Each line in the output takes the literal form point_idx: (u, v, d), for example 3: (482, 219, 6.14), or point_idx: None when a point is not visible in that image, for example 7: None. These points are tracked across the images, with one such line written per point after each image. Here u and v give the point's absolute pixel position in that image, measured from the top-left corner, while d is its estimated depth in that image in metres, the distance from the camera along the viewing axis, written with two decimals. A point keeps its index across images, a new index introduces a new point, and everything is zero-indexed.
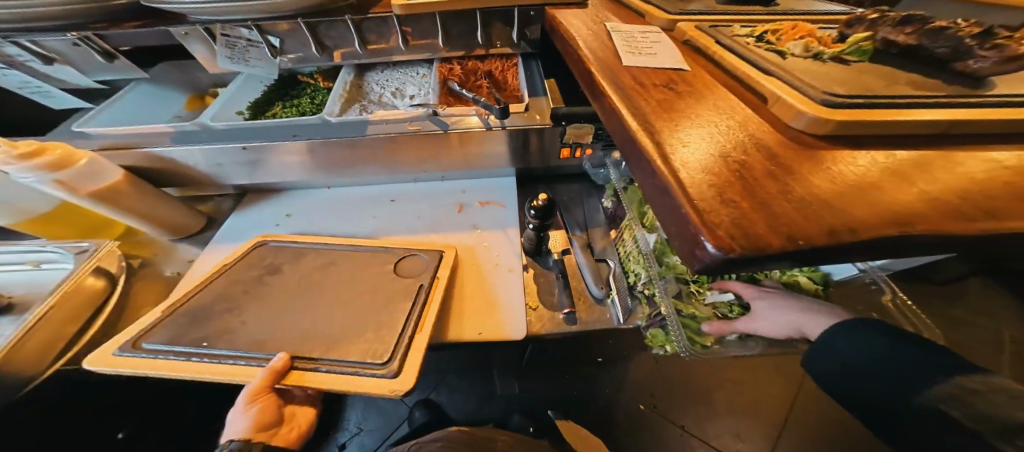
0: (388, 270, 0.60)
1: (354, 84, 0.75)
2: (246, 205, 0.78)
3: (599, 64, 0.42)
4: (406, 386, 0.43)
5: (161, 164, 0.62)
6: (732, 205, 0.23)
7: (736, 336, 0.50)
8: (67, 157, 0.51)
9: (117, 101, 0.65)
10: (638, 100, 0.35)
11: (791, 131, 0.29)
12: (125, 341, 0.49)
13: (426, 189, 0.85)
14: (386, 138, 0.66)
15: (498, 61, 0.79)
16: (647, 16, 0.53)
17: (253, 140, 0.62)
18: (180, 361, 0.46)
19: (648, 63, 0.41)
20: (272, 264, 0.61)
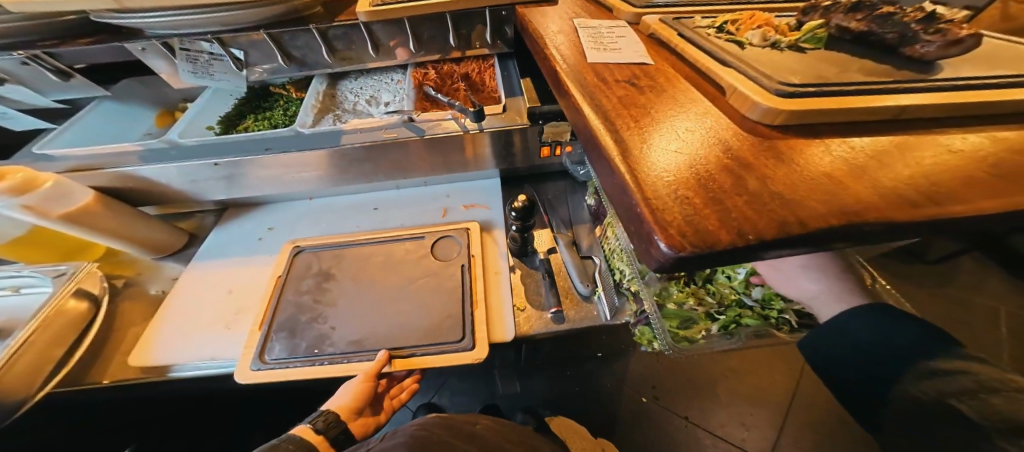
0: (430, 263, 0.68)
1: (326, 94, 0.73)
2: (226, 221, 0.77)
3: (566, 63, 0.42)
4: (484, 353, 0.56)
5: (132, 183, 0.61)
6: (686, 201, 0.23)
7: (721, 329, 0.50)
8: (30, 180, 0.50)
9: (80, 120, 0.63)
10: (601, 97, 0.35)
11: (748, 122, 0.29)
12: (253, 356, 0.55)
13: (410, 194, 0.85)
14: (362, 146, 0.65)
15: (474, 63, 0.78)
16: (614, 10, 0.53)
17: (226, 156, 0.61)
18: (307, 367, 0.54)
19: (612, 59, 0.41)
20: (322, 269, 0.66)
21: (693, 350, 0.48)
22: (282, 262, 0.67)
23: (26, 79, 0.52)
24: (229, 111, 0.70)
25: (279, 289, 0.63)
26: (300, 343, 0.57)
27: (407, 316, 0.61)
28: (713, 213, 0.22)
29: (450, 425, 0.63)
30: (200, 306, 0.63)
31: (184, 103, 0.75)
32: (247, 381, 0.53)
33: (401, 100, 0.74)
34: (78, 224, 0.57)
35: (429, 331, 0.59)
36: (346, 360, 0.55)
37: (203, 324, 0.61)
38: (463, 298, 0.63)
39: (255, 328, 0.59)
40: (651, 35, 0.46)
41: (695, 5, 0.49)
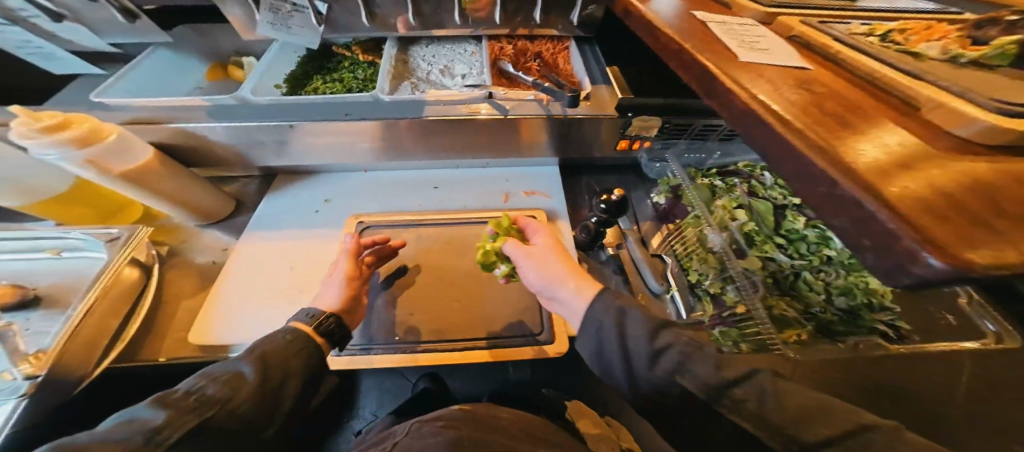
0: None
1: (399, 59, 0.71)
2: (275, 189, 0.72)
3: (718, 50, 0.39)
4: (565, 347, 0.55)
5: (195, 141, 0.56)
6: (944, 218, 0.19)
7: (819, 331, 0.53)
8: (96, 131, 0.45)
9: (139, 67, 0.58)
10: (775, 96, 0.32)
11: (955, 140, 0.27)
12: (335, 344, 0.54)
13: (467, 176, 0.81)
14: (443, 120, 0.62)
15: (551, 42, 0.74)
16: (734, 8, 0.50)
17: (299, 118, 0.57)
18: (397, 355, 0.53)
19: (767, 59, 0.38)
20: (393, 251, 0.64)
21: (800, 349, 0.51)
22: (348, 236, 0.64)
23: (85, 17, 0.47)
24: (295, 69, 0.66)
25: None
26: (381, 330, 0.57)
27: (487, 302, 0.60)
28: (981, 233, 0.17)
29: (477, 421, 0.53)
30: (260, 280, 0.59)
31: (237, 58, 0.69)
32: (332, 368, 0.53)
33: (477, 73, 0.70)
34: (134, 184, 0.51)
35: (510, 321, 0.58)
36: (433, 350, 0.54)
37: (267, 299, 0.58)
38: None
39: None
40: (788, 36, 0.44)
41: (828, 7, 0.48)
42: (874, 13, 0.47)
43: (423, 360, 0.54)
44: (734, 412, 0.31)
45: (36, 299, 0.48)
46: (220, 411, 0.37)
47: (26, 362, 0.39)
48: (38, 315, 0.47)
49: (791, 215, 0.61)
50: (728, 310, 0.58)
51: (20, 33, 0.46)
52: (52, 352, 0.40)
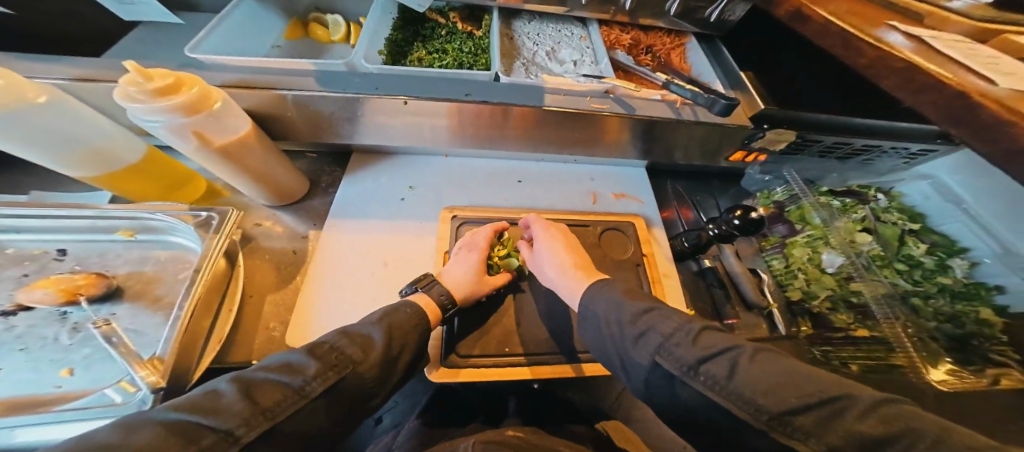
0: (603, 254, 0.63)
1: (505, 34, 0.64)
2: (354, 169, 0.65)
3: (963, 70, 0.34)
4: None
5: (294, 111, 0.49)
6: None
7: (957, 363, 0.49)
8: (205, 97, 0.36)
9: (228, 19, 0.50)
10: None
11: None
12: (443, 351, 0.50)
13: (553, 171, 0.76)
14: (562, 111, 0.57)
15: (666, 36, 0.68)
16: (929, 17, 0.46)
17: (415, 94, 0.51)
18: (506, 367, 0.50)
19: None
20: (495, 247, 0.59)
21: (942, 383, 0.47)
22: (446, 231, 0.59)
23: None
24: (394, 35, 0.58)
25: None
26: (488, 339, 0.53)
27: None
28: None
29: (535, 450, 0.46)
30: (349, 272, 0.54)
31: (317, 14, 0.60)
32: (439, 378, 0.48)
33: (590, 61, 0.62)
34: (232, 161, 0.43)
35: None
36: (547, 362, 0.52)
37: (366, 294, 0.53)
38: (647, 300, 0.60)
39: None
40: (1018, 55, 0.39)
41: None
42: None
43: (519, 372, 0.50)
44: (787, 436, 0.23)
45: (119, 290, 0.42)
46: (354, 375, 0.33)
47: (144, 368, 0.34)
48: (125, 310, 0.41)
49: (911, 241, 0.61)
50: (840, 332, 0.58)
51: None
52: (170, 359, 0.34)
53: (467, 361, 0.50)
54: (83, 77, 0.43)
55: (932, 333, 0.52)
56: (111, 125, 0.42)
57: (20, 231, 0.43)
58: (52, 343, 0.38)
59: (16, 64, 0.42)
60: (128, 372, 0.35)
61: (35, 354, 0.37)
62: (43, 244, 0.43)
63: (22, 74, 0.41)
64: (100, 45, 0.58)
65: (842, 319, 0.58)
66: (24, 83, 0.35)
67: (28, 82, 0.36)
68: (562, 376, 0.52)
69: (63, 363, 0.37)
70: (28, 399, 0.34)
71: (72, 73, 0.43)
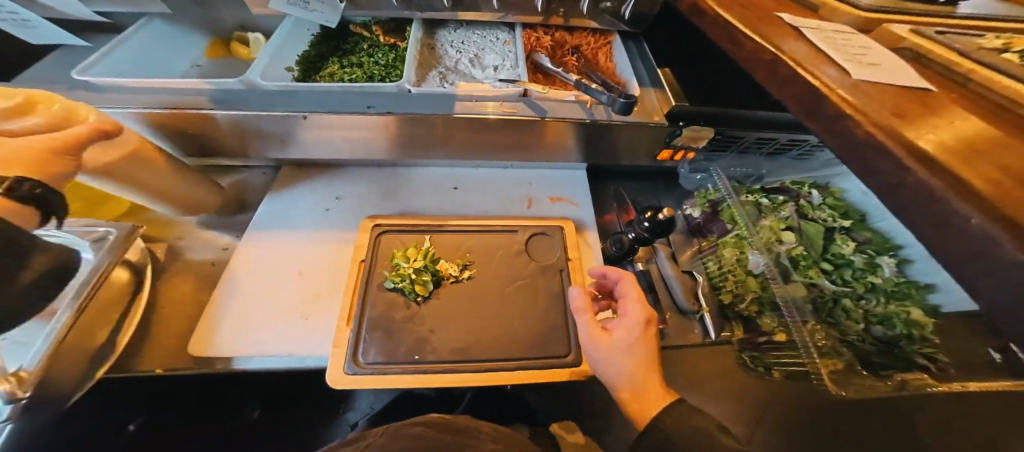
0: (526, 259, 0.63)
1: (425, 43, 0.65)
2: (284, 181, 0.66)
3: (817, 63, 0.33)
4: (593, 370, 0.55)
5: (192, 128, 0.50)
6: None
7: (871, 367, 0.46)
8: (67, 114, 0.36)
9: (133, 41, 0.52)
10: (905, 129, 0.25)
11: None
12: (347, 359, 0.50)
13: (492, 177, 0.76)
14: (474, 117, 0.57)
15: (591, 36, 0.67)
16: (820, 10, 0.44)
17: (315, 109, 0.51)
18: (411, 374, 0.51)
19: (876, 75, 0.31)
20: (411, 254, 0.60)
21: (855, 387, 0.43)
22: (364, 241, 0.60)
23: None
24: (310, 50, 0.60)
25: (366, 277, 0.57)
26: (398, 346, 0.53)
27: (512, 320, 0.58)
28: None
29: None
30: (263, 282, 0.55)
31: (238, 34, 0.62)
32: (339, 385, 0.49)
33: (511, 65, 0.63)
34: (129, 180, 0.45)
35: (536, 340, 0.56)
36: (453, 369, 0.52)
37: (277, 304, 0.54)
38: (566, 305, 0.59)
39: (343, 324, 0.53)
40: (894, 47, 0.37)
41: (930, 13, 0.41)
42: (983, 24, 0.41)
43: (427, 379, 0.51)
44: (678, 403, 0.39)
45: None
46: None
47: (3, 382, 0.36)
48: None
49: (841, 239, 0.59)
50: (764, 336, 0.58)
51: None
52: (36, 372, 0.37)
53: (372, 368, 0.51)
54: None
55: (856, 337, 0.50)
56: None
57: None
58: None
59: None
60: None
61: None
62: None
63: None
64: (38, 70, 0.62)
65: (768, 322, 0.57)
66: None
67: None
68: (469, 383, 0.52)
69: None
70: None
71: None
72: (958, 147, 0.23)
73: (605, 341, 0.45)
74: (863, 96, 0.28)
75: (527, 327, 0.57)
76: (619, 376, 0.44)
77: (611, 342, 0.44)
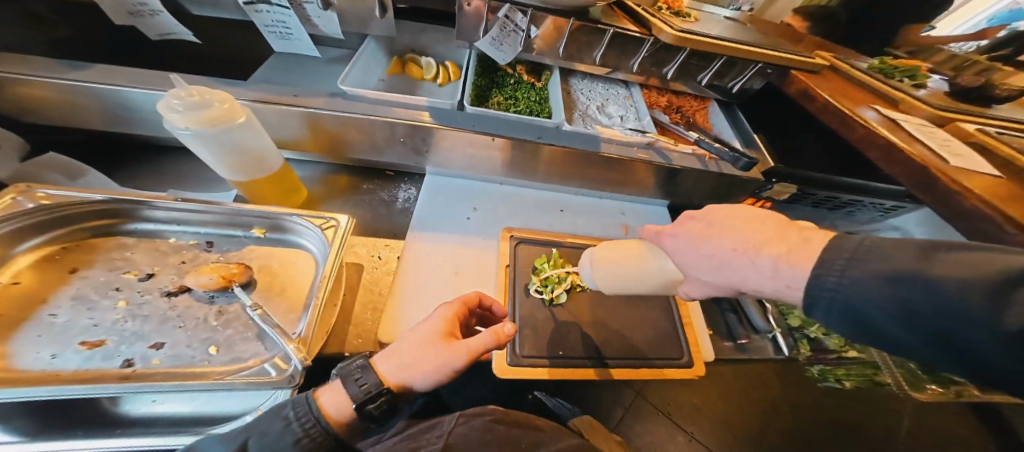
0: None
1: (564, 88, 0.77)
2: (430, 189, 0.76)
3: (930, 151, 0.49)
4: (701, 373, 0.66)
5: (404, 138, 0.61)
6: None
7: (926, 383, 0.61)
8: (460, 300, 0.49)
9: (359, 60, 0.63)
10: (1010, 200, 0.40)
11: None
12: (509, 352, 0.59)
13: (590, 205, 0.87)
14: (616, 157, 0.70)
15: (695, 101, 0.82)
16: (903, 104, 0.61)
17: (502, 133, 0.64)
18: (560, 369, 0.59)
19: (967, 164, 0.46)
20: (547, 261, 0.70)
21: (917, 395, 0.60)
22: (508, 248, 0.70)
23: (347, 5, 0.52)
24: (479, 81, 0.71)
25: (514, 280, 0.66)
26: (546, 342, 0.62)
27: (633, 327, 0.68)
28: None
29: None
30: (427, 280, 0.64)
31: (411, 54, 0.72)
32: (505, 374, 0.58)
33: (634, 117, 0.76)
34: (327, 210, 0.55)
35: (654, 346, 0.67)
36: (597, 365, 0.61)
37: (445, 293, 0.64)
38: (674, 318, 0.71)
39: None
40: (965, 140, 0.54)
41: (973, 114, 0.61)
42: (1010, 126, 0.60)
43: (571, 372, 0.60)
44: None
45: (253, 281, 0.52)
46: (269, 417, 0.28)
47: (293, 345, 0.43)
48: (258, 298, 0.50)
49: None
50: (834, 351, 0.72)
51: (288, 16, 0.50)
52: (310, 341, 0.44)
53: (528, 360, 0.59)
54: (266, 99, 0.54)
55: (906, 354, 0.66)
56: (270, 141, 0.52)
57: (179, 225, 0.53)
58: (204, 322, 0.47)
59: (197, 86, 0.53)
60: (276, 351, 0.45)
61: (192, 331, 0.46)
62: (197, 237, 0.53)
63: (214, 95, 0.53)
64: (231, 68, 0.70)
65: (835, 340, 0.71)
66: (237, 106, 0.44)
67: (238, 105, 0.45)
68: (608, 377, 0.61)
69: (211, 342, 0.45)
70: (186, 368, 0.42)
71: (250, 96, 0.54)
72: None
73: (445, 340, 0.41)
74: (969, 180, 0.43)
75: (646, 334, 0.67)
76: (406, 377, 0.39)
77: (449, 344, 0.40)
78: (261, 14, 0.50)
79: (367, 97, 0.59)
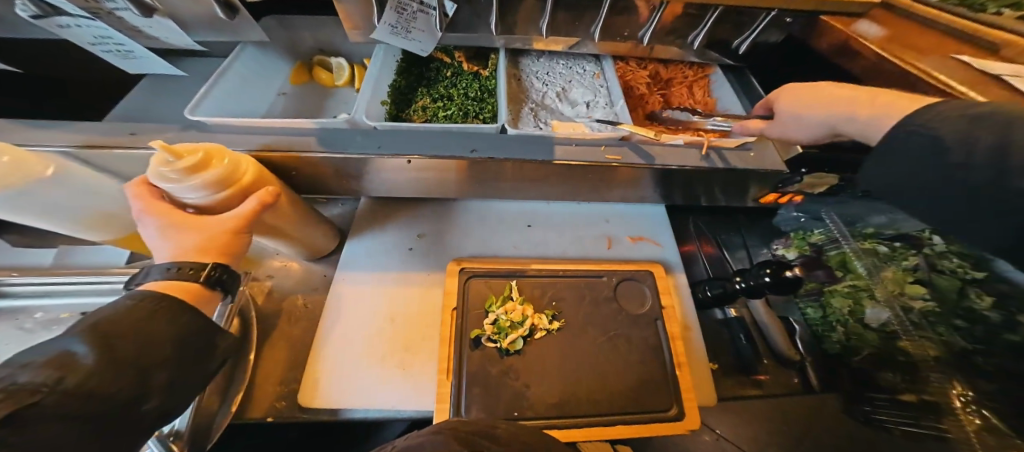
0: (617, 304, 0.60)
1: (512, 75, 0.61)
2: (372, 217, 0.65)
3: None
4: (696, 425, 0.53)
5: (299, 170, 0.50)
6: None
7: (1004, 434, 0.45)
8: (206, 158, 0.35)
9: (228, 74, 0.51)
10: None
11: None
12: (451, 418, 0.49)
13: (565, 215, 0.72)
14: (579, 163, 0.53)
15: (688, 69, 0.63)
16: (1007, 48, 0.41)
17: (418, 152, 0.50)
18: None
19: None
20: (501, 297, 0.58)
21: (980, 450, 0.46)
22: (453, 287, 0.58)
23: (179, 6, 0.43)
24: (400, 81, 0.57)
25: (459, 325, 0.55)
26: (496, 401, 0.51)
27: (611, 371, 0.55)
28: None
29: None
30: (360, 330, 0.55)
31: (320, 56, 0.62)
32: None
33: (605, 102, 0.59)
34: (280, 235, 0.50)
35: (636, 395, 0.54)
36: (562, 426, 0.50)
37: (380, 345, 0.54)
38: (664, 356, 0.57)
39: (443, 376, 0.52)
40: None
41: None
42: None
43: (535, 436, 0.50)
44: None
45: None
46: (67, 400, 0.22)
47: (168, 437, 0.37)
48: None
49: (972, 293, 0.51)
50: (886, 392, 0.59)
51: (104, 29, 0.42)
52: None
53: None
54: (92, 143, 0.43)
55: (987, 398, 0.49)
56: (111, 187, 0.43)
57: (46, 296, 0.45)
58: None
59: (27, 132, 0.43)
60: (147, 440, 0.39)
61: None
62: (69, 307, 0.45)
63: (19, 143, 0.41)
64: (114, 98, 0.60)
65: (889, 379, 0.59)
66: (29, 155, 0.35)
67: (34, 155, 0.36)
68: (576, 439, 0.50)
69: None
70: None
71: (77, 139, 0.43)
72: None
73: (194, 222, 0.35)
74: None
75: (629, 379, 0.55)
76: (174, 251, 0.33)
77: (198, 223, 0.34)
78: (76, 27, 0.42)
79: (244, 123, 0.47)
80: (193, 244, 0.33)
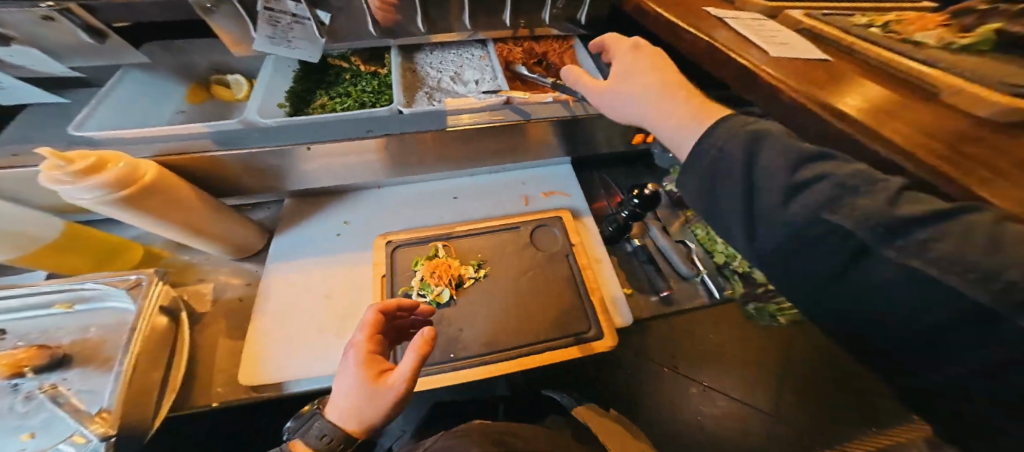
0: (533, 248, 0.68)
1: (406, 67, 0.69)
2: (300, 214, 0.69)
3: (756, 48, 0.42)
4: (613, 340, 0.60)
5: (201, 172, 0.54)
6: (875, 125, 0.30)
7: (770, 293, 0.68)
8: (100, 163, 0.41)
9: (111, 96, 0.55)
10: (816, 92, 0.35)
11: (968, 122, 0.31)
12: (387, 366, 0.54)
13: (484, 184, 0.80)
14: (482, 124, 0.62)
15: (557, 42, 0.74)
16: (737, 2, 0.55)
17: (318, 138, 0.56)
18: (449, 374, 0.54)
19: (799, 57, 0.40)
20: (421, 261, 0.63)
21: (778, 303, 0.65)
22: (380, 258, 0.63)
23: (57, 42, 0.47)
24: (296, 85, 0.64)
25: (388, 290, 0.60)
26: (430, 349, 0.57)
27: (531, 305, 0.62)
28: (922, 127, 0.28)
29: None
30: (298, 308, 0.58)
31: (213, 74, 0.68)
32: None
33: (490, 78, 0.69)
34: (190, 228, 0.53)
35: (556, 320, 0.61)
36: (490, 360, 0.56)
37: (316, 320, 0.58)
38: (577, 284, 0.65)
39: None
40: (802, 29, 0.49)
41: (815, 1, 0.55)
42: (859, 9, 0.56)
43: (465, 375, 0.55)
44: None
45: (65, 358, 0.45)
46: None
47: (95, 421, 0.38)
48: (75, 373, 0.44)
49: None
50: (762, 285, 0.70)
51: None
52: (117, 411, 0.39)
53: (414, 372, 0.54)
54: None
55: None
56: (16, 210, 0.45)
57: None
58: (8, 414, 0.40)
59: None
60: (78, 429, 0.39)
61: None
62: None
63: None
64: None
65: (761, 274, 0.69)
66: None
67: None
68: (507, 369, 0.56)
69: (23, 429, 0.40)
70: None
71: None
72: (863, 106, 0.32)
73: (373, 384, 0.38)
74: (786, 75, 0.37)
75: (549, 309, 0.62)
76: (349, 406, 0.38)
77: (376, 388, 0.37)
78: None
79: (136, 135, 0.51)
80: (357, 409, 0.38)
